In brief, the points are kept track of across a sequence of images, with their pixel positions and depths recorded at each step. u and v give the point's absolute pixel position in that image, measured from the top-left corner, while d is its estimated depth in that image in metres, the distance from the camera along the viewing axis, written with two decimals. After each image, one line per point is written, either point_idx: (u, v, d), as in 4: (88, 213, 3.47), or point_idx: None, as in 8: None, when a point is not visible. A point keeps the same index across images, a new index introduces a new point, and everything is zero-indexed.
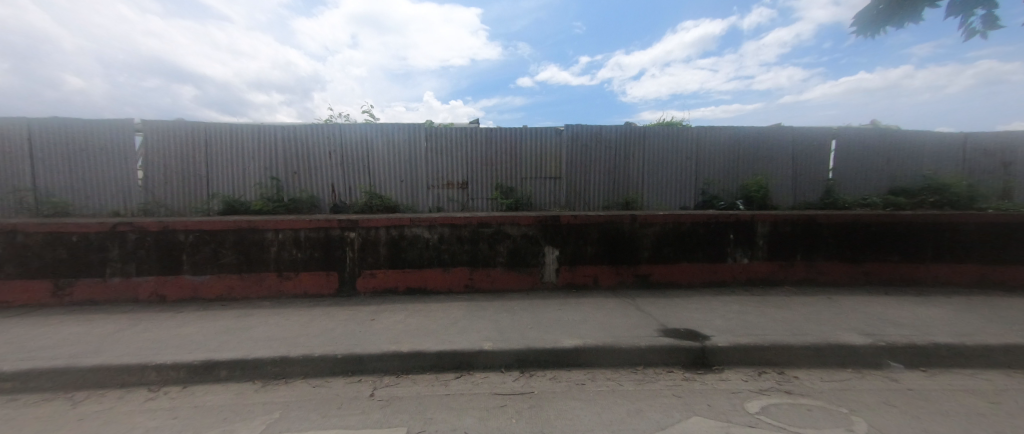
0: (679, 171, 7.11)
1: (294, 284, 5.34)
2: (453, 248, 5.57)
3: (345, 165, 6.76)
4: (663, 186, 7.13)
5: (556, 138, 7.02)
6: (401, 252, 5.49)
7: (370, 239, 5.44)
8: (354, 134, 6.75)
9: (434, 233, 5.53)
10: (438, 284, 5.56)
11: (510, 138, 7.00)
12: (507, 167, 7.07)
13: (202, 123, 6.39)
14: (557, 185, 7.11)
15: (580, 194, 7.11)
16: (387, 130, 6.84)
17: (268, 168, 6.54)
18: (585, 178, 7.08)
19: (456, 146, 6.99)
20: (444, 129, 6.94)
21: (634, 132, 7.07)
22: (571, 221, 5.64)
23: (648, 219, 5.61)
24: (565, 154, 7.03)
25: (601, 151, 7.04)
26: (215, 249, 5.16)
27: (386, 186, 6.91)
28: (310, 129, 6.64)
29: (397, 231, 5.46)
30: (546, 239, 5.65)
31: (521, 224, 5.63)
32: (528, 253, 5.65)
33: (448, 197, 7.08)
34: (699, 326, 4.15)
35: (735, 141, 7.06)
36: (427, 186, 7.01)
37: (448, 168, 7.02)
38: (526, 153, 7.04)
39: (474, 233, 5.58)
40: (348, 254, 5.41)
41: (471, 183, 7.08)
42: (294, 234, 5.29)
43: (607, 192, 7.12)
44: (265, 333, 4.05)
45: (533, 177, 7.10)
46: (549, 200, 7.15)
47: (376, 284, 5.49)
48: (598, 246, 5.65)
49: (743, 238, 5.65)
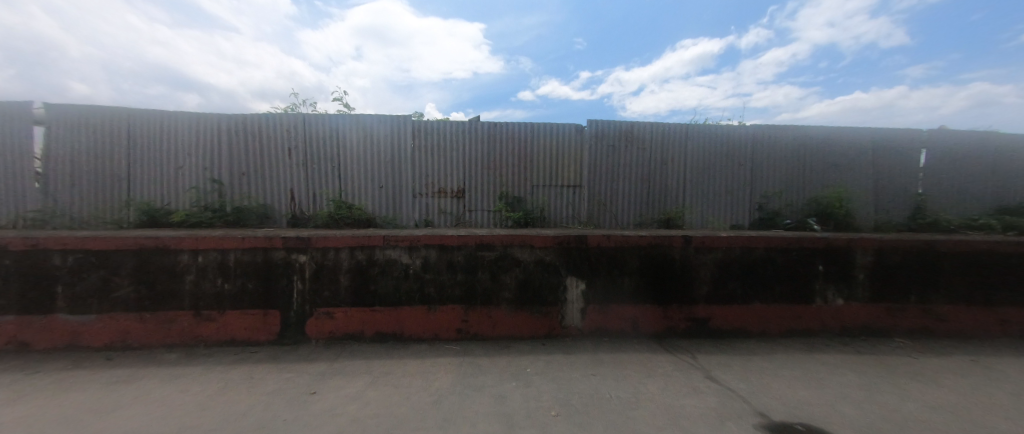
0: (730, 180, 5.68)
1: (219, 326, 3.81)
2: (442, 279, 4.07)
3: (308, 166, 5.32)
4: (712, 199, 5.68)
5: (577, 136, 5.62)
6: (370, 283, 3.98)
7: (327, 265, 3.94)
8: (323, 126, 5.35)
9: (417, 258, 4.05)
10: (419, 329, 4.02)
11: (518, 135, 5.59)
12: (515, 171, 5.64)
13: (123, 109, 4.96)
14: (577, 195, 5.67)
15: (606, 207, 5.64)
16: (366, 122, 5.44)
17: (208, 167, 5.09)
18: (614, 187, 5.63)
19: (451, 144, 5.58)
20: (436, 122, 5.55)
21: (675, 129, 5.66)
22: (604, 245, 4.17)
23: (708, 242, 4.15)
24: (588, 157, 5.60)
25: (632, 153, 5.63)
26: (105, 277, 3.65)
27: (361, 193, 5.46)
28: (266, 118, 5.22)
29: (365, 255, 3.98)
30: (568, 268, 4.17)
31: (535, 247, 4.16)
32: (544, 286, 4.15)
33: (440, 209, 5.62)
34: (828, 418, 2.61)
35: (800, 144, 5.66)
36: (414, 194, 5.56)
37: (441, 172, 5.59)
38: (538, 155, 5.62)
39: (472, 257, 4.10)
40: (298, 285, 3.91)
41: (469, 191, 5.63)
42: (221, 257, 3.80)
43: (641, 205, 5.65)
44: (127, 423, 2.49)
45: (547, 184, 5.66)
46: (567, 214, 5.68)
47: (333, 328, 3.94)
48: (640, 278, 4.16)
49: (835, 270, 4.18)
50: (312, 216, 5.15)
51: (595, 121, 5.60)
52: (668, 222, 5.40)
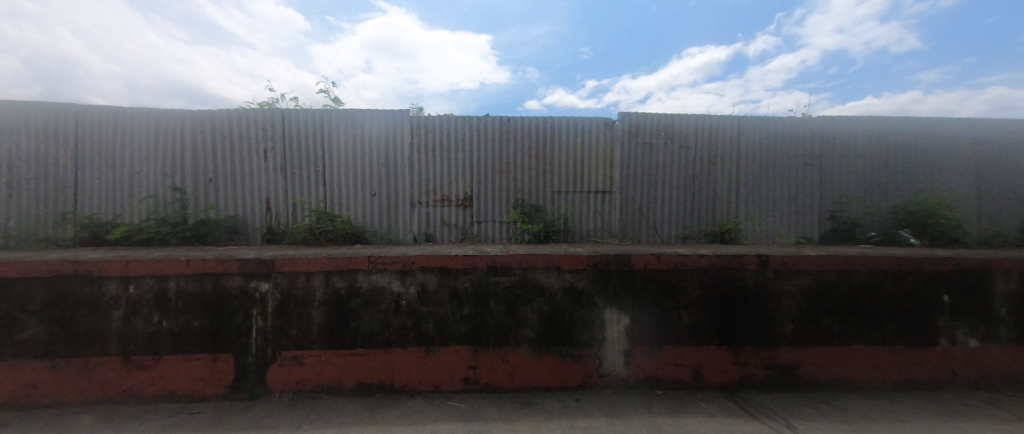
0: (794, 183, 4.68)
1: (153, 377, 2.90)
2: (444, 312, 3.14)
3: (289, 171, 4.51)
4: (772, 206, 4.67)
5: (606, 133, 4.72)
6: (350, 318, 3.07)
7: (296, 295, 3.04)
8: (308, 123, 4.55)
9: (412, 286, 3.14)
10: (414, 379, 3.07)
11: (536, 132, 4.72)
12: (532, 175, 4.74)
13: (73, 106, 4.24)
14: (606, 203, 4.73)
15: (643, 217, 4.68)
16: (357, 119, 4.65)
17: (169, 173, 4.32)
18: (651, 192, 4.68)
19: (457, 143, 4.72)
20: (439, 118, 4.71)
21: (724, 123, 4.72)
22: (654, 267, 3.20)
23: (793, 264, 3.14)
24: (621, 158, 4.69)
25: (673, 152, 4.69)
26: (7, 314, 2.81)
27: (350, 202, 4.62)
28: (239, 114, 4.44)
29: (345, 281, 3.08)
30: (606, 297, 3.20)
31: (563, 270, 3.21)
32: (575, 322, 3.18)
33: (443, 221, 4.73)
34: None
35: (879, 139, 4.66)
36: (413, 203, 4.70)
37: (445, 176, 4.73)
38: (559, 155, 4.73)
39: (483, 284, 3.17)
40: (258, 321, 3.02)
41: (478, 199, 4.74)
42: (159, 286, 2.93)
43: (685, 214, 4.67)
44: None
45: (570, 190, 4.74)
46: (595, 225, 4.73)
47: (302, 378, 3.01)
48: (703, 312, 3.16)
49: (966, 301, 3.13)
50: (289, 230, 4.31)
51: (628, 115, 4.70)
52: (722, 236, 4.40)
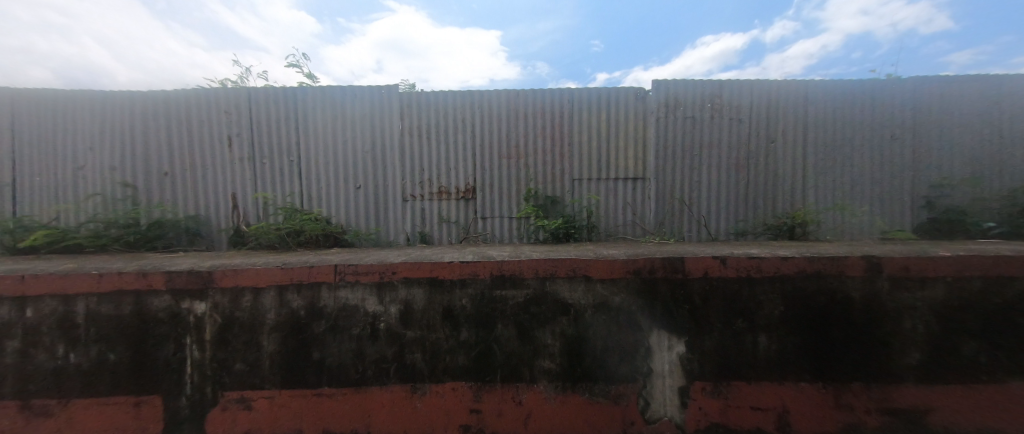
0: (879, 162, 3.71)
1: (58, 427, 2.23)
2: (435, 338, 2.36)
3: (258, 162, 3.84)
4: (849, 192, 3.72)
5: (637, 106, 3.84)
6: (311, 347, 2.33)
7: (240, 318, 2.32)
8: (280, 106, 3.87)
9: (391, 304, 2.36)
10: (396, 427, 2.29)
11: (551, 108, 3.88)
12: (547, 160, 3.91)
13: (8, 91, 3.64)
14: (639, 192, 3.87)
15: (684, 209, 3.80)
16: (337, 99, 3.92)
17: (120, 167, 3.73)
18: (694, 178, 3.80)
19: (455, 125, 3.93)
20: (434, 94, 3.92)
21: (786, 90, 3.79)
22: (717, 276, 2.34)
23: (920, 269, 2.21)
24: (655, 136, 3.82)
25: (721, 127, 3.79)
26: None
27: (331, 197, 3.91)
28: (198, 97, 3.78)
29: (303, 299, 2.33)
30: (652, 317, 2.36)
31: (592, 280, 2.38)
32: (610, 349, 2.35)
33: (440, 217, 3.96)
34: None
35: (994, 103, 3.62)
36: (405, 197, 3.95)
37: (443, 164, 3.95)
38: (579, 134, 3.89)
39: (486, 301, 2.37)
40: (193, 351, 2.33)
41: (482, 190, 3.94)
42: (65, 308, 2.26)
43: (737, 204, 3.77)
44: None
45: (594, 177, 3.90)
46: (625, 220, 3.88)
47: (250, 427, 2.29)
48: (790, 335, 2.29)
49: None
50: (254, 228, 3.49)
51: (663, 83, 3.82)
52: (791, 230, 3.47)
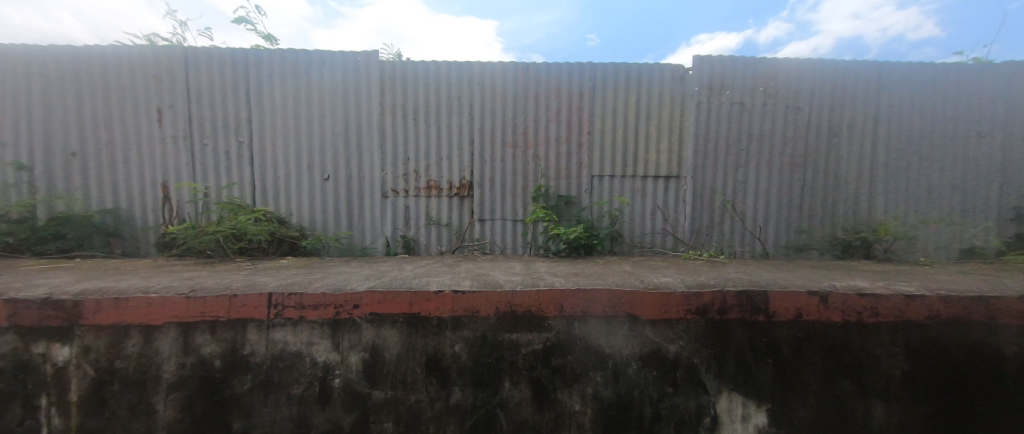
0: (963, 164, 3.04)
1: None
2: (414, 401, 1.64)
3: (199, 144, 3.05)
4: (926, 200, 3.05)
5: (674, 88, 3.12)
6: (229, 414, 1.58)
7: (123, 370, 1.56)
8: (226, 73, 3.06)
9: (352, 351, 1.63)
10: None
11: (568, 87, 3.15)
12: (561, 151, 3.18)
13: None
14: (672, 194, 3.18)
15: (727, 216, 3.13)
16: (301, 67, 3.13)
17: (13, 144, 2.89)
18: (740, 178, 3.12)
19: (449, 104, 3.17)
20: (423, 65, 3.14)
21: (857, 73, 3.06)
22: (813, 318, 1.68)
23: None
24: (696, 126, 3.11)
25: (777, 116, 3.08)
26: None
27: (293, 190, 3.14)
28: (117, 56, 2.94)
29: (220, 344, 1.58)
30: (722, 374, 1.68)
31: (640, 321, 1.69)
32: (663, 418, 1.66)
33: (429, 218, 3.21)
34: None
35: None
36: (384, 192, 3.18)
37: (432, 153, 3.19)
38: (602, 120, 3.16)
39: (488, 349, 1.66)
40: (52, 418, 1.57)
41: (480, 186, 3.20)
42: None
43: (792, 212, 3.09)
44: None
45: (617, 174, 3.19)
46: (655, 227, 3.18)
47: None
48: (913, 405, 1.63)
49: None
50: (181, 228, 2.68)
51: (707, 61, 3.08)
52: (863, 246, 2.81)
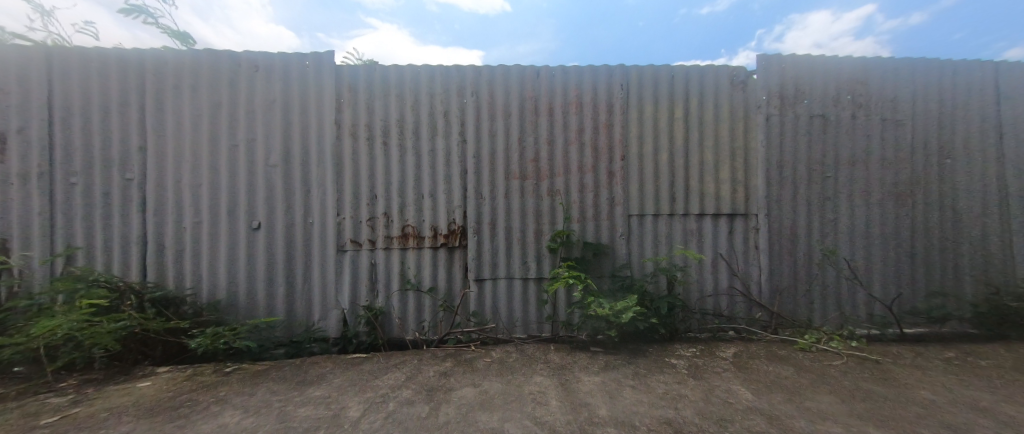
0: None
1: None
2: None
3: (61, 183, 2.12)
4: None
5: (734, 97, 2.34)
6: None
7: None
8: (109, 83, 2.18)
9: None
10: None
11: (594, 98, 2.34)
12: (586, 184, 2.33)
13: None
14: (740, 238, 2.32)
15: (817, 268, 2.28)
16: (223, 73, 2.25)
17: None
18: (831, 215, 2.30)
19: (432, 121, 2.30)
20: (395, 69, 2.29)
21: (970, 77, 2.34)
22: None
23: None
24: (766, 147, 2.32)
25: (872, 132, 2.32)
26: None
27: (204, 247, 2.16)
28: None
29: None
30: None
31: None
32: None
33: (404, 280, 2.26)
34: None
35: None
36: (340, 245, 2.23)
37: (409, 188, 2.28)
38: (642, 140, 2.34)
39: None
40: None
41: (476, 233, 2.28)
42: None
43: (906, 260, 2.26)
44: None
45: (664, 214, 2.33)
46: (720, 285, 2.30)
47: None
48: None
49: None
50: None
51: (776, 61, 2.33)
52: None
